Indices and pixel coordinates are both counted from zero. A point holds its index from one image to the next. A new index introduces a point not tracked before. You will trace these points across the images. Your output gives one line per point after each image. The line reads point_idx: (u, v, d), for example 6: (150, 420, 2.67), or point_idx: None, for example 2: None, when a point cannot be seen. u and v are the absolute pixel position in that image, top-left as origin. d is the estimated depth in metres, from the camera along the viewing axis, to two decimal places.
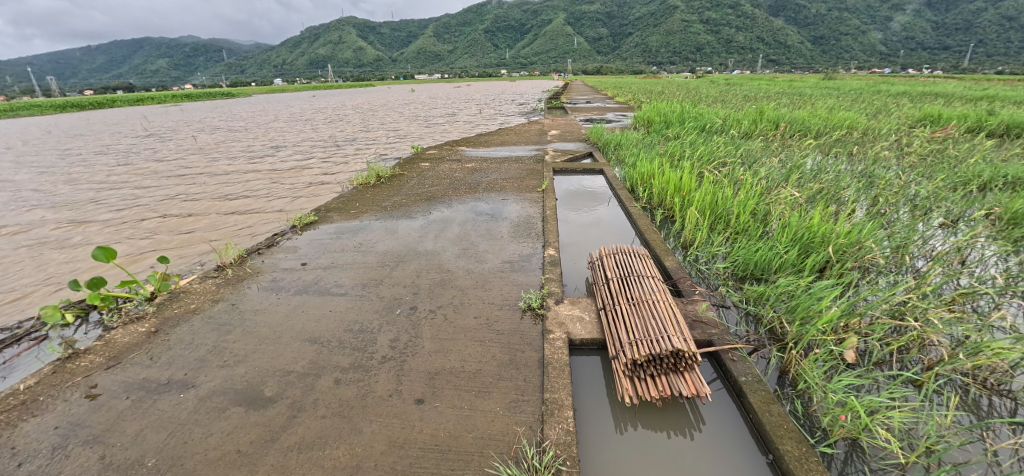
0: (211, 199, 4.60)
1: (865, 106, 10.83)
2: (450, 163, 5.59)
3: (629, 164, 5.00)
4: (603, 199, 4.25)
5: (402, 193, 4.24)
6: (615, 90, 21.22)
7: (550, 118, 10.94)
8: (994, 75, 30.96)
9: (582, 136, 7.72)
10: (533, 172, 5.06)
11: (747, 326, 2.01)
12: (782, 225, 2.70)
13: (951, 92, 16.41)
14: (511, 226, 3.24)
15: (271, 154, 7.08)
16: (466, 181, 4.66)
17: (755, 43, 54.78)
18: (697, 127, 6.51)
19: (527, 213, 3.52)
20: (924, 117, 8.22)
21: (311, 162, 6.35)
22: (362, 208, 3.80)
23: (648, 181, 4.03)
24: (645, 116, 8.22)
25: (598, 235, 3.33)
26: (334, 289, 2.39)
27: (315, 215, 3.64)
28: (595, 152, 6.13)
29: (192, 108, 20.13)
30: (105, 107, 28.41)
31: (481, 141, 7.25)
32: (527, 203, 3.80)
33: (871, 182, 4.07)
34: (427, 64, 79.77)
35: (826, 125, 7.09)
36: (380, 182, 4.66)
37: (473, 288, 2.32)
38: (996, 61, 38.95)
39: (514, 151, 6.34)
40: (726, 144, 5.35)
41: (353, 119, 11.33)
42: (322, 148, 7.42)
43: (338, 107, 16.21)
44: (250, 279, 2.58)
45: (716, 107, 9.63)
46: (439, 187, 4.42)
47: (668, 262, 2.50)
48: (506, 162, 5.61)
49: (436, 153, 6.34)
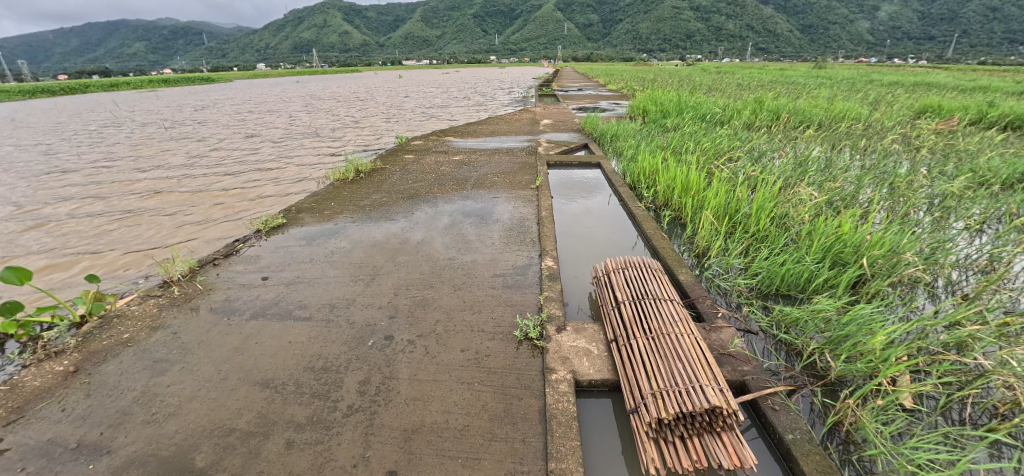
0: (170, 196, 4.16)
1: (862, 96, 10.65)
2: (436, 156, 5.21)
3: (628, 158, 4.67)
4: (602, 195, 3.93)
5: (383, 190, 3.87)
6: (608, 77, 20.76)
7: (541, 106, 10.55)
8: (978, 65, 31.19)
9: (576, 125, 7.37)
10: (526, 165, 4.73)
11: (780, 356, 1.73)
12: (806, 231, 2.43)
13: (940, 82, 16.39)
14: (503, 230, 2.90)
15: (244, 145, 6.60)
16: (453, 176, 4.30)
17: (745, 32, 54.68)
18: (697, 117, 6.22)
19: (520, 214, 3.19)
20: (924, 108, 8.05)
21: (285, 154, 5.91)
22: (338, 208, 3.44)
23: (652, 177, 3.72)
24: (641, 105, 7.88)
25: (600, 238, 3.01)
26: (297, 311, 2.05)
27: (283, 216, 3.26)
28: (591, 143, 5.78)
29: (168, 94, 19.33)
30: (74, 91, 27.29)
31: (470, 131, 6.86)
32: (520, 202, 3.46)
33: (886, 178, 3.82)
34: (415, 50, 77.78)
35: (828, 117, 6.85)
36: (359, 177, 4.27)
37: (459, 310, 1.99)
38: (981, 51, 39.35)
39: (504, 142, 5.96)
40: (729, 136, 5.06)
41: (335, 108, 10.80)
42: (300, 139, 6.96)
43: (320, 94, 15.58)
44: (200, 299, 2.22)
45: (713, 96, 9.36)
46: (424, 183, 4.05)
47: (682, 276, 2.20)
48: (496, 154, 5.23)
49: (421, 144, 5.94)
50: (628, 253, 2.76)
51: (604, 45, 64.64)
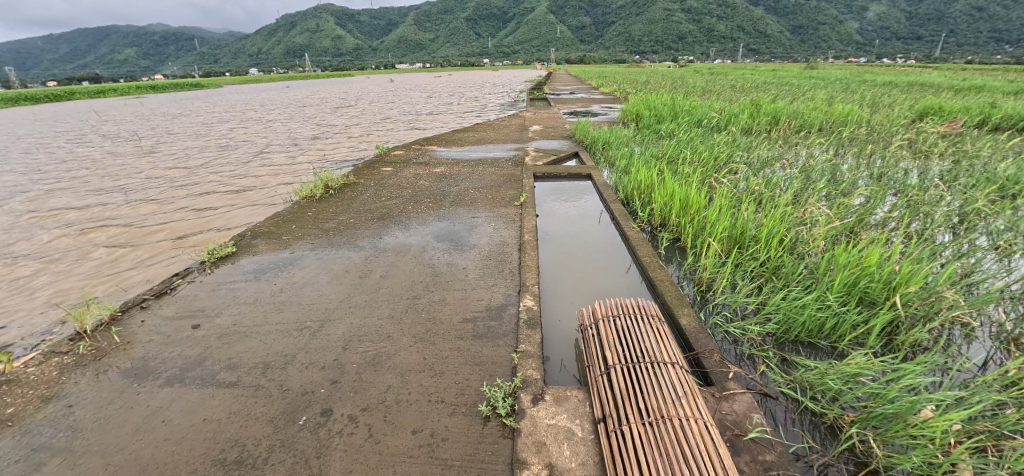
0: (119, 216, 3.79)
1: (859, 97, 10.46)
2: (415, 168, 4.87)
3: (620, 169, 4.36)
4: (594, 212, 3.61)
5: (353, 209, 3.52)
6: (601, 80, 20.53)
7: (532, 111, 10.24)
8: (968, 64, 31.37)
9: (566, 131, 7.05)
10: (511, 178, 4.40)
11: (808, 432, 1.41)
12: (825, 263, 2.12)
13: (933, 82, 16.32)
14: (479, 258, 2.56)
15: (214, 157, 6.22)
16: (431, 191, 3.96)
17: (735, 34, 55.01)
18: (692, 123, 5.93)
19: (500, 237, 2.86)
20: (925, 110, 7.83)
21: (256, 166, 5.54)
22: (298, 232, 3.09)
23: (648, 192, 3.41)
24: (633, 110, 7.58)
25: (589, 268, 2.70)
26: (223, 374, 1.70)
27: (235, 244, 2.90)
28: (581, 152, 5.46)
29: (151, 101, 18.86)
30: (61, 99, 26.85)
31: (455, 139, 6.52)
32: (501, 223, 3.12)
33: (900, 190, 3.53)
34: (408, 54, 77.48)
35: (828, 122, 6.58)
36: (328, 194, 3.91)
37: (417, 371, 1.65)
38: (969, 51, 39.70)
39: (490, 152, 5.63)
40: (728, 144, 4.77)
41: (318, 114, 10.42)
42: (274, 149, 6.59)
43: (305, 100, 15.18)
44: (113, 357, 1.86)
45: (708, 99, 9.12)
46: (398, 201, 3.70)
47: (684, 320, 1.87)
48: (479, 166, 4.90)
49: (402, 154, 5.60)
50: (620, 287, 2.45)
51: (597, 48, 64.73)
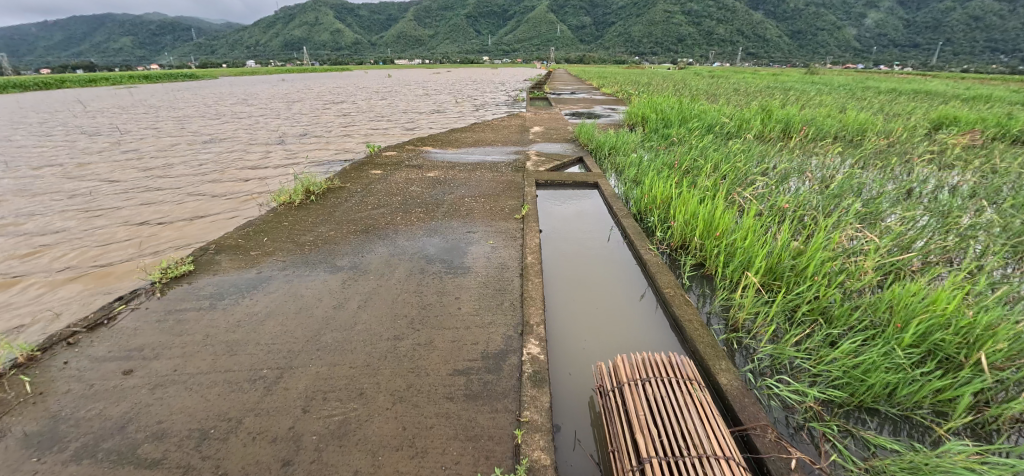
0: (73, 221, 3.38)
1: (868, 105, 10.21)
2: (407, 171, 4.49)
3: (630, 178, 4.02)
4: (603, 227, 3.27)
5: (334, 219, 3.14)
6: (602, 80, 20.21)
7: (532, 110, 9.88)
8: (966, 72, 31.40)
9: (569, 133, 6.70)
10: (512, 184, 4.04)
11: None
12: (885, 305, 1.80)
13: (937, 90, 16.14)
14: (474, 285, 2.21)
15: (193, 152, 5.81)
16: (422, 199, 3.58)
17: (736, 38, 54.90)
18: (703, 128, 5.61)
19: (499, 258, 2.50)
20: (939, 120, 7.57)
21: (237, 164, 5.14)
22: (271, 246, 2.72)
23: (664, 206, 3.08)
24: (639, 113, 7.24)
25: (600, 297, 2.34)
26: (148, 448, 1.34)
27: (194, 261, 2.53)
28: (586, 157, 5.11)
29: (139, 91, 18.28)
30: (47, 85, 26.09)
31: (452, 139, 6.16)
32: (500, 240, 2.76)
33: (937, 210, 3.23)
34: (407, 49, 76.85)
35: (842, 131, 6.29)
36: (308, 200, 3.53)
37: (394, 449, 1.30)
38: (967, 59, 39.82)
39: (488, 155, 5.27)
40: (744, 152, 4.44)
41: (309, 109, 10.00)
42: (258, 146, 6.18)
43: (298, 94, 14.69)
44: (15, 415, 1.49)
45: (715, 103, 8.82)
46: (386, 210, 3.33)
47: (724, 379, 1.54)
48: (477, 170, 4.54)
49: (395, 155, 5.23)
50: (637, 323, 2.09)
51: (597, 47, 64.49)
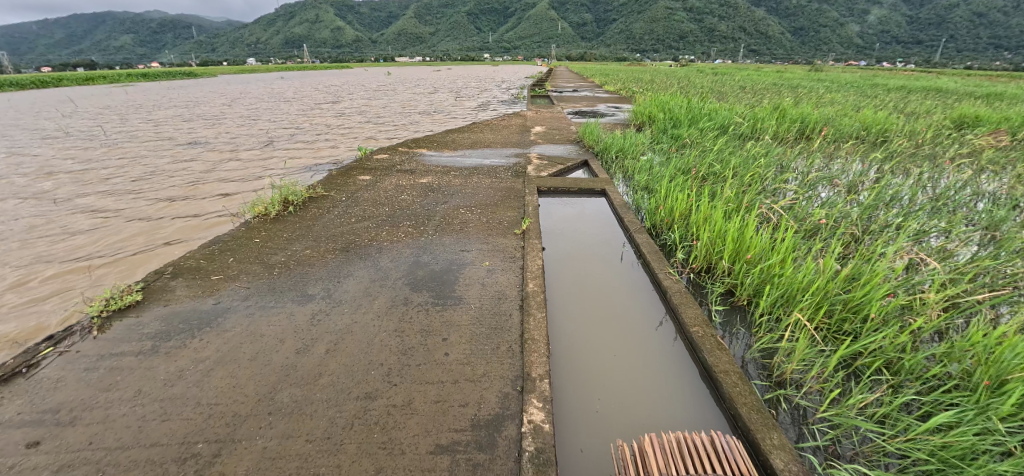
0: (24, 237, 3.03)
1: (880, 102, 9.86)
2: (398, 176, 4.14)
3: (640, 186, 3.69)
4: (613, 241, 2.93)
5: (312, 235, 2.80)
6: (605, 77, 19.76)
7: (533, 109, 9.53)
8: (972, 68, 31.02)
9: (572, 134, 6.35)
10: (512, 192, 3.70)
11: None
12: (972, 355, 1.44)
13: (946, 87, 15.79)
14: (466, 320, 1.88)
15: (174, 155, 5.47)
16: (412, 209, 3.23)
17: (738, 35, 54.41)
18: (716, 128, 5.26)
19: (496, 284, 2.17)
20: (960, 119, 7.22)
21: (218, 169, 4.80)
22: (236, 269, 2.38)
23: (683, 220, 2.74)
24: (645, 112, 6.88)
25: (613, 331, 2.00)
26: None
27: (145, 290, 2.20)
28: (591, 160, 4.75)
29: (130, 90, 17.94)
30: (43, 83, 25.80)
31: (449, 141, 5.82)
32: (497, 260, 2.42)
33: (989, 222, 2.88)
34: (407, 47, 76.38)
35: (864, 133, 5.91)
36: (286, 212, 3.19)
37: None
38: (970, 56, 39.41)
39: (486, 158, 4.92)
40: (764, 155, 4.10)
41: (303, 109, 9.65)
42: (243, 149, 5.84)
43: (292, 93, 14.33)
44: None
45: (723, 101, 8.47)
46: (370, 223, 2.99)
47: (778, 460, 1.21)
48: (473, 175, 4.18)
49: (387, 158, 4.90)
50: (659, 366, 1.75)
51: (599, 45, 63.93)
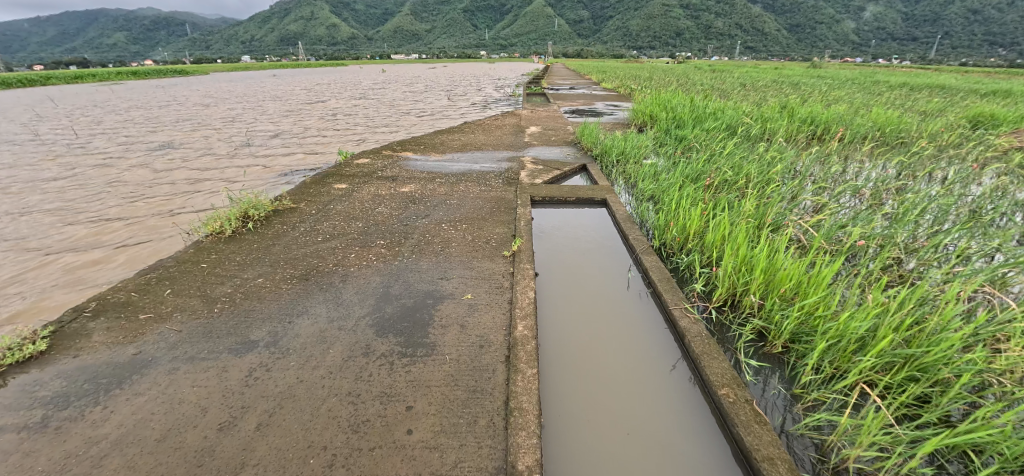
0: None
1: (886, 100, 9.53)
2: (378, 184, 3.76)
3: (646, 196, 3.32)
4: (616, 260, 2.57)
5: (269, 259, 2.41)
6: (602, 75, 19.37)
7: (529, 108, 9.14)
8: (969, 65, 30.83)
9: (569, 134, 5.96)
10: (502, 202, 3.32)
11: None
12: None
13: (947, 85, 15.55)
14: (438, 380, 1.51)
15: (139, 160, 5.05)
16: (388, 224, 2.85)
17: (735, 31, 54.15)
18: (723, 130, 4.90)
19: (479, 326, 1.79)
20: (975, 118, 6.89)
21: (185, 176, 4.42)
22: (170, 306, 2.00)
23: (698, 240, 2.37)
24: (647, 111, 6.50)
25: (620, 380, 1.65)
26: None
27: (55, 334, 1.82)
28: (590, 164, 4.37)
29: (115, 90, 17.42)
30: (31, 83, 25.34)
31: (438, 143, 5.43)
32: (481, 291, 2.05)
33: None
34: (403, 44, 75.67)
35: (879, 135, 5.57)
36: (244, 229, 2.80)
37: None
38: (965, 53, 39.29)
39: (477, 162, 4.53)
40: (778, 161, 3.75)
41: (287, 108, 9.21)
42: (217, 152, 5.44)
43: (279, 91, 13.88)
44: None
45: (726, 99, 8.12)
46: (338, 242, 2.60)
47: None
48: (461, 182, 3.80)
49: (368, 162, 4.51)
50: (678, 434, 1.40)
51: (596, 41, 63.45)
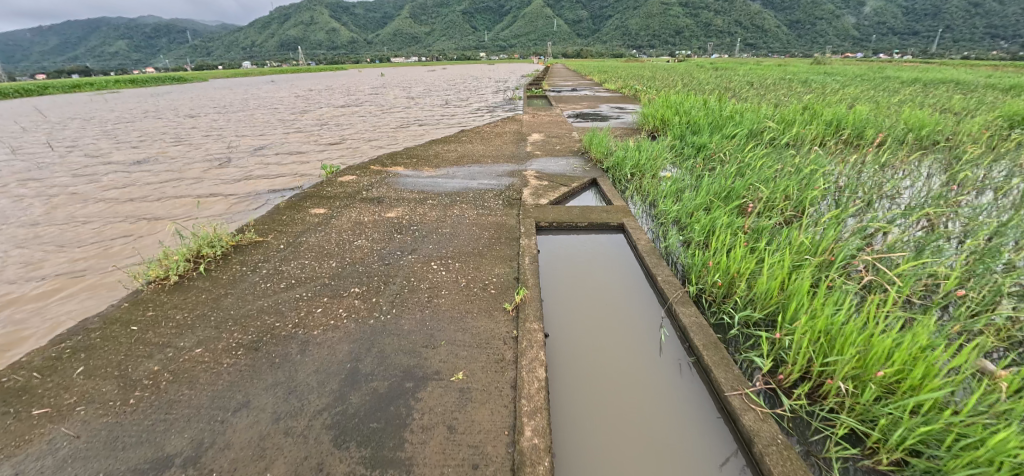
0: None
1: (905, 97, 9.06)
2: (361, 207, 3.29)
3: (668, 221, 2.86)
4: (632, 287, 2.22)
5: (216, 316, 1.97)
6: (604, 74, 18.92)
7: (529, 112, 8.67)
8: (975, 58, 30.32)
9: (574, 142, 5.50)
10: (503, 227, 2.86)
11: None
12: None
13: (959, 79, 15.03)
14: None
15: (106, 180, 4.62)
16: (367, 263, 2.39)
17: (735, 28, 53.67)
18: (745, 136, 4.44)
19: (473, 429, 1.33)
20: (1010, 114, 6.39)
21: (151, 196, 3.97)
22: (72, 394, 1.55)
23: (746, 288, 1.89)
24: (657, 115, 6.04)
25: (638, 411, 1.47)
26: None
27: None
28: (601, 178, 3.90)
29: (107, 99, 17.11)
30: (25, 93, 25.14)
31: (432, 154, 4.98)
32: (476, 366, 1.59)
33: None
34: (402, 47, 75.38)
35: (915, 138, 5.09)
36: (195, 272, 2.35)
37: None
38: (970, 46, 38.68)
39: (474, 177, 4.07)
40: (816, 175, 3.28)
41: (276, 117, 8.78)
42: (194, 169, 5.00)
43: (272, 99, 13.46)
44: None
45: (738, 100, 7.65)
46: (304, 289, 2.15)
47: None
48: (456, 203, 3.34)
49: (354, 179, 4.06)
50: None
51: (596, 41, 63.05)
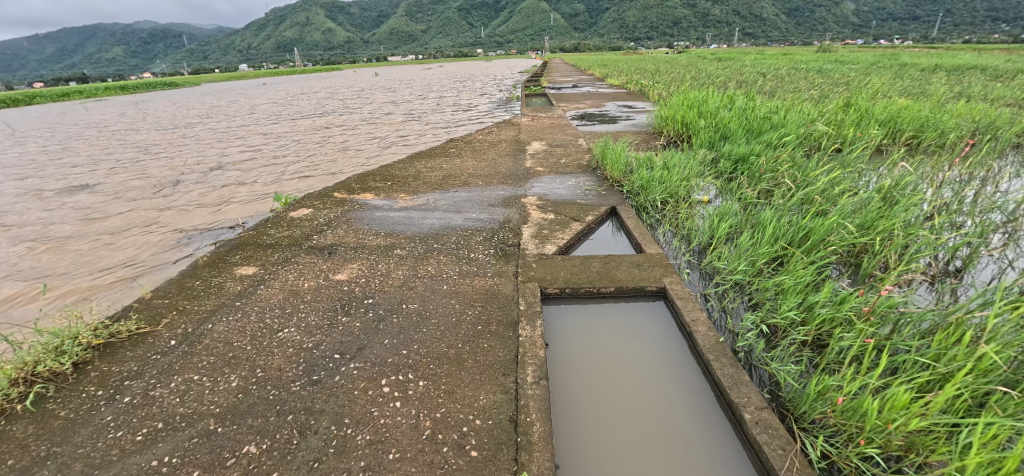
0: None
1: (942, 86, 8.18)
2: (306, 261, 2.45)
3: (727, 284, 2.04)
4: (677, 376, 1.59)
5: None
6: (604, 69, 18.07)
7: (527, 114, 7.80)
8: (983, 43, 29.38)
9: (581, 153, 4.66)
10: (495, 295, 2.03)
11: None
12: None
13: (978, 63, 14.19)
14: None
15: (14, 217, 3.76)
16: (282, 383, 1.54)
17: (735, 16, 52.46)
18: (795, 144, 3.59)
19: None
20: None
21: (56, 240, 3.14)
22: None
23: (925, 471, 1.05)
24: (676, 117, 5.19)
25: (659, 462, 1.25)
26: None
27: None
28: (621, 206, 3.08)
29: (83, 108, 16.22)
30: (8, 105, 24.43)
31: (413, 174, 4.14)
32: None
33: None
34: (398, 46, 74.48)
35: (990, 138, 4.25)
36: (20, 409, 1.50)
37: None
38: (977, 29, 37.63)
39: (460, 207, 3.24)
40: (912, 203, 2.46)
41: (249, 129, 7.94)
42: (130, 196, 4.17)
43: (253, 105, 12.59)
44: None
45: (761, 95, 6.81)
46: (168, 451, 1.31)
47: None
48: (434, 251, 2.51)
49: (310, 214, 3.22)
50: None
51: (593, 35, 61.99)
